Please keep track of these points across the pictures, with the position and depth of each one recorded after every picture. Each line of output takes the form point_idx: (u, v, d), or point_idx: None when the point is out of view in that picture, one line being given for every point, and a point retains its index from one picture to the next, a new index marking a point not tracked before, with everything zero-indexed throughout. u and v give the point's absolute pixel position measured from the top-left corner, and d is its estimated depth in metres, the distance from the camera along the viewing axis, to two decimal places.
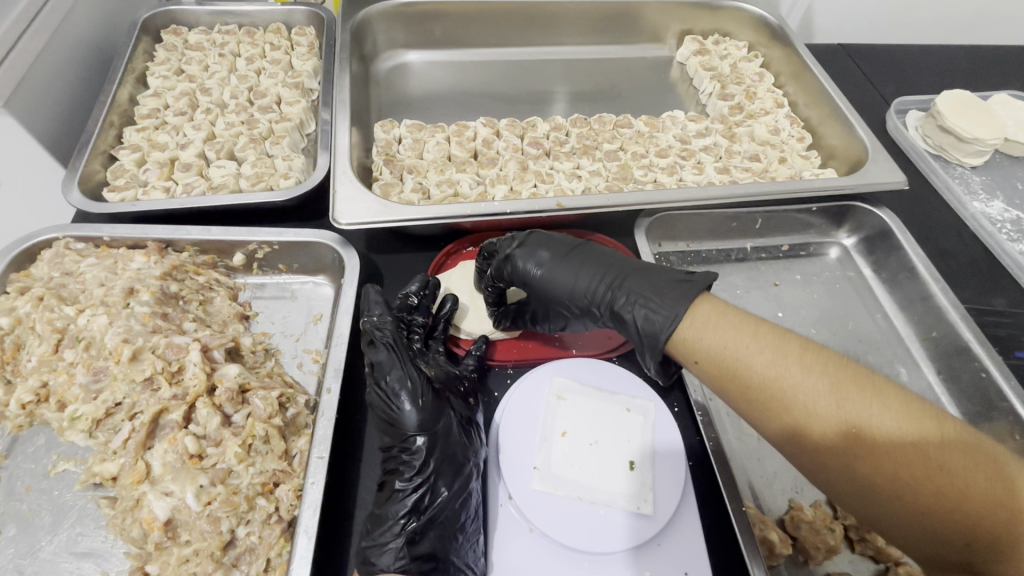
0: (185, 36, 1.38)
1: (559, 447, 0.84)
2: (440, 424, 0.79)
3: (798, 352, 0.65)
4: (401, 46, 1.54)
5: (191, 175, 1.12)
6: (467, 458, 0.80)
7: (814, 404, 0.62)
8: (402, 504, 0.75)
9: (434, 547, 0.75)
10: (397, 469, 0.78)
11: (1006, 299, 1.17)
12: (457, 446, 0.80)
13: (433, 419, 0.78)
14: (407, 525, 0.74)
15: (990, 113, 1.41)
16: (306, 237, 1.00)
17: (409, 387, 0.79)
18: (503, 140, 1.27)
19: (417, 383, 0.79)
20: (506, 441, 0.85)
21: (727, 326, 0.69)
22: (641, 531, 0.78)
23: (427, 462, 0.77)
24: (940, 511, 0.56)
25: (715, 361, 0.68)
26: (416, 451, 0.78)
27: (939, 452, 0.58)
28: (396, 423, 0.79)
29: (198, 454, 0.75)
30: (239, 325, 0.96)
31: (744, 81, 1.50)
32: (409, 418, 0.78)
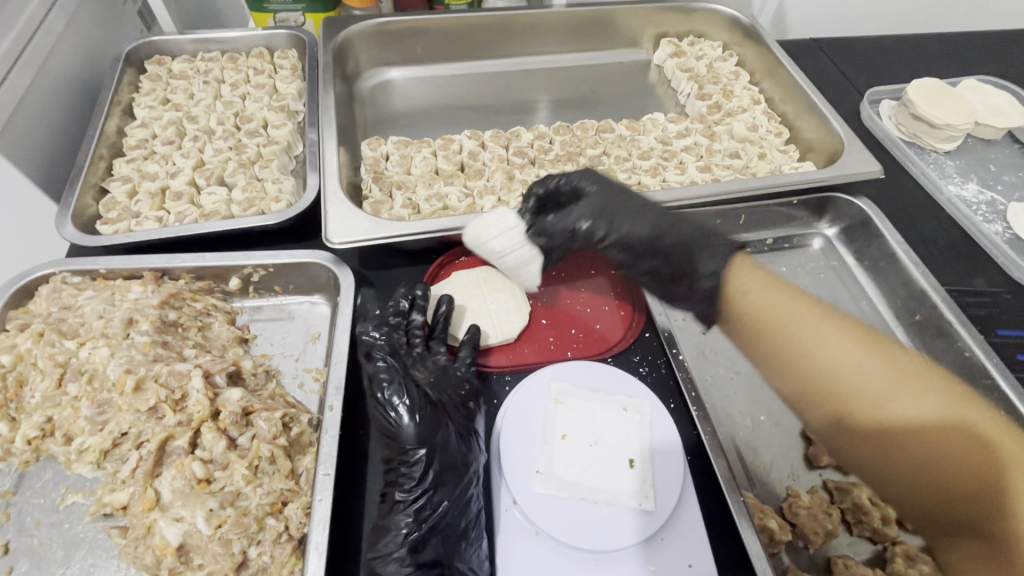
0: (168, 65, 1.40)
1: (569, 448, 0.87)
2: (438, 433, 0.83)
3: (837, 327, 0.72)
4: (383, 64, 1.56)
5: (183, 203, 1.13)
6: (468, 463, 0.82)
7: (836, 366, 0.68)
8: (405, 510, 0.78)
9: (438, 554, 0.77)
10: (398, 477, 0.81)
11: (986, 279, 1.20)
12: (456, 454, 0.82)
13: (430, 430, 0.82)
14: (409, 534, 0.76)
15: (959, 100, 1.46)
16: (300, 258, 1.02)
17: (406, 398, 0.83)
18: (489, 152, 1.30)
19: (413, 395, 0.83)
20: (507, 446, 0.87)
21: (779, 296, 0.75)
22: (645, 527, 0.80)
23: (428, 469, 0.80)
24: (936, 459, 0.65)
25: (754, 320, 0.75)
26: (416, 459, 0.81)
27: (952, 442, 0.65)
28: (398, 431, 0.82)
29: (206, 478, 0.76)
30: (238, 348, 0.97)
31: (720, 81, 1.54)
32: (409, 427, 0.81)
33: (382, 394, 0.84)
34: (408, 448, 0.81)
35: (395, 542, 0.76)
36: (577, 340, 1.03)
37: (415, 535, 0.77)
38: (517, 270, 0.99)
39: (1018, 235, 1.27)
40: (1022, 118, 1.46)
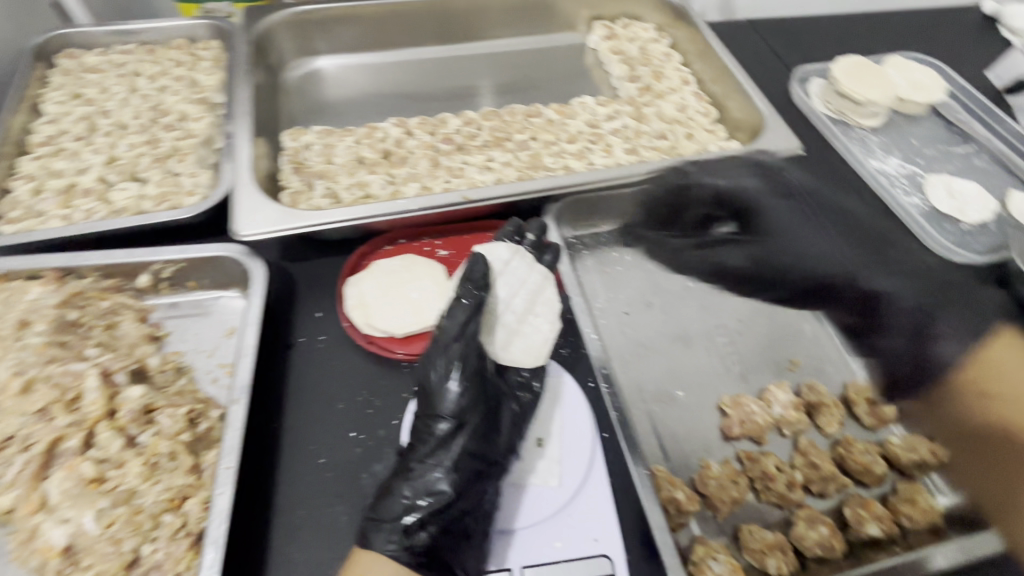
0: (81, 59, 1.35)
1: (529, 418, 0.87)
2: (480, 409, 0.80)
3: None
4: (310, 53, 1.53)
5: (91, 200, 1.09)
6: (492, 440, 0.81)
7: None
8: (422, 482, 0.75)
9: (450, 530, 0.75)
10: (420, 449, 0.78)
11: (903, 250, 1.23)
12: (482, 428, 0.80)
13: (470, 409, 0.79)
14: (421, 512, 0.73)
15: (881, 76, 1.49)
16: (211, 251, 1.00)
17: (463, 367, 0.79)
18: (414, 139, 1.29)
19: (468, 361, 0.79)
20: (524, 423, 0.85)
21: None
22: (551, 503, 0.82)
23: (457, 442, 0.78)
24: None
25: None
26: (445, 431, 0.78)
27: None
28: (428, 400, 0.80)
29: (98, 478, 0.75)
30: (147, 346, 0.95)
31: (652, 62, 1.54)
32: (468, 396, 0.79)
33: (453, 357, 0.79)
34: (459, 420, 0.78)
35: (408, 513, 0.73)
36: None
37: (433, 510, 0.74)
38: (528, 308, 0.90)
39: (934, 206, 1.31)
40: (942, 92, 1.50)
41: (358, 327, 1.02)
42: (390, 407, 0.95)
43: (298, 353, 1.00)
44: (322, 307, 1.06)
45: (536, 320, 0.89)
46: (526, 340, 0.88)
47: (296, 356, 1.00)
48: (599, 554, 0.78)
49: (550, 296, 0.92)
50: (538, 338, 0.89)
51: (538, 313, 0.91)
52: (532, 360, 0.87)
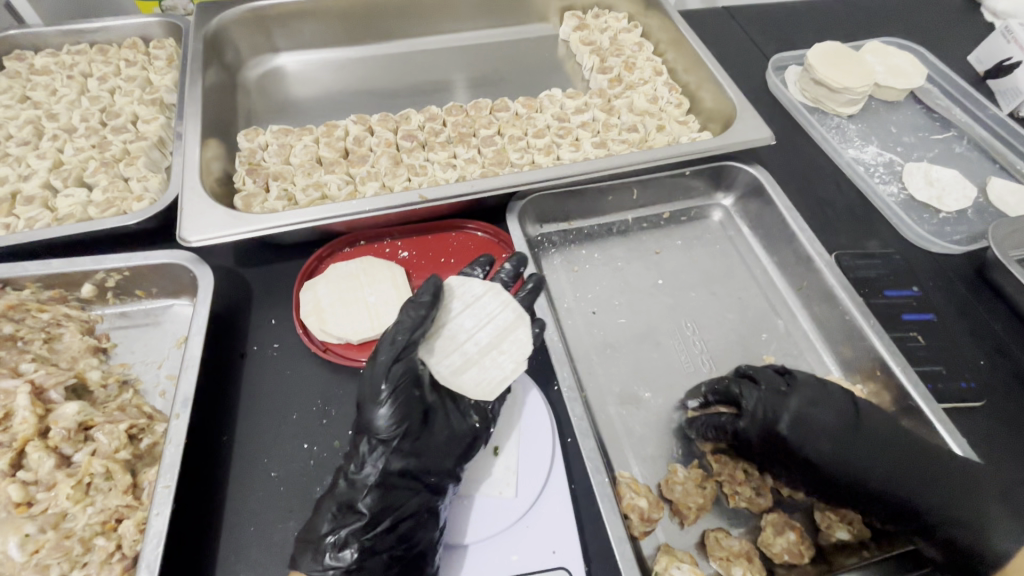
0: (29, 61, 1.30)
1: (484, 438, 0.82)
2: (414, 425, 0.75)
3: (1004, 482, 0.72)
4: (271, 50, 1.48)
5: (34, 207, 1.05)
6: (428, 458, 0.76)
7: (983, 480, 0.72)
8: (352, 498, 0.73)
9: (378, 551, 0.71)
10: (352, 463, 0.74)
11: (879, 241, 1.20)
12: (416, 443, 0.75)
13: (402, 425, 0.74)
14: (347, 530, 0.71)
15: (858, 62, 1.45)
16: (156, 259, 0.95)
17: (393, 382, 0.74)
18: (375, 137, 1.24)
19: (402, 381, 0.74)
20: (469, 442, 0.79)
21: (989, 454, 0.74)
22: (504, 515, 0.79)
23: (387, 459, 0.74)
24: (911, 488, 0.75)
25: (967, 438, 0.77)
26: (375, 451, 0.74)
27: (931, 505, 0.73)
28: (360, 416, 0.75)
29: (27, 501, 0.72)
30: (90, 359, 0.91)
31: (624, 52, 1.50)
32: (397, 413, 0.73)
33: (380, 372, 0.74)
34: (391, 436, 0.74)
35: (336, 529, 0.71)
36: None
37: (360, 527, 0.71)
38: (494, 343, 0.83)
39: (912, 195, 1.27)
40: (921, 77, 1.46)
41: (313, 333, 0.98)
42: (346, 416, 0.92)
43: (251, 361, 0.97)
44: (276, 314, 1.03)
45: (499, 357, 0.82)
46: (483, 373, 0.81)
47: (248, 365, 0.96)
48: (556, 566, 0.75)
49: (521, 337, 0.84)
50: (497, 374, 0.81)
51: (504, 350, 0.82)
52: (474, 393, 0.80)
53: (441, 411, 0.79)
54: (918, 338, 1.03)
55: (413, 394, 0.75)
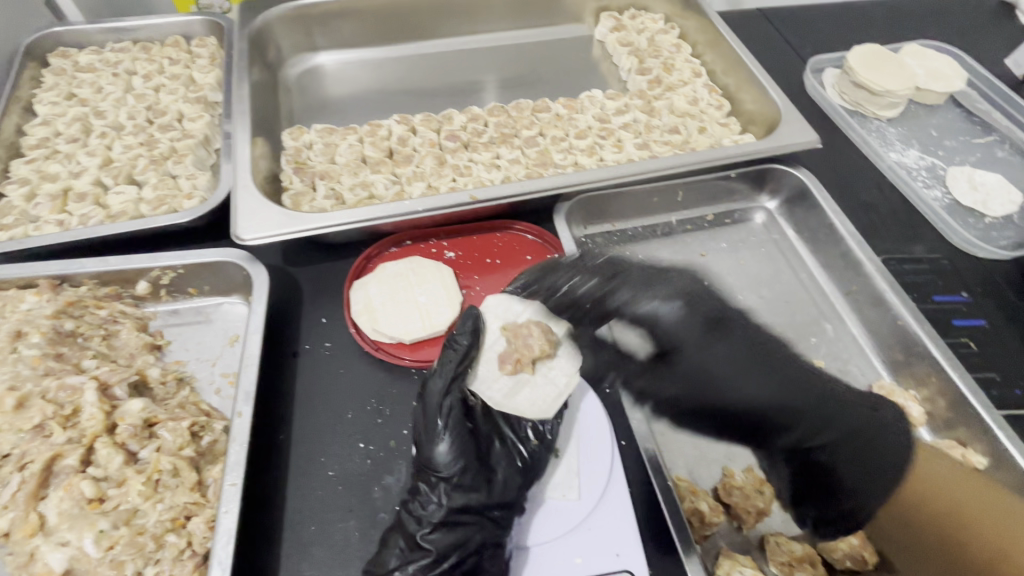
0: (74, 58, 1.31)
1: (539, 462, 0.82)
2: (473, 456, 0.77)
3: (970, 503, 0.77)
4: (310, 49, 1.49)
5: (87, 205, 1.06)
6: (490, 489, 0.77)
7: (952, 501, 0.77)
8: (418, 531, 0.73)
9: None
10: (415, 497, 0.76)
11: (925, 245, 1.19)
12: (474, 476, 0.77)
13: (460, 455, 0.76)
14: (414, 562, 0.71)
15: (899, 65, 1.44)
16: (211, 257, 0.96)
17: (448, 415, 0.78)
18: (419, 137, 1.25)
19: (453, 413, 0.78)
20: (527, 470, 0.80)
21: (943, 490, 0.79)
22: (568, 516, 0.80)
23: (448, 491, 0.76)
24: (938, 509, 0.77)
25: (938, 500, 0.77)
26: (433, 484, 0.76)
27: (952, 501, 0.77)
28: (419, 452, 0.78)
29: (99, 497, 0.72)
30: (148, 356, 0.92)
31: (662, 54, 1.49)
32: (455, 445, 0.77)
33: (434, 406, 0.79)
34: (450, 471, 0.76)
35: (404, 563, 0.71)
36: None
37: (429, 560, 0.71)
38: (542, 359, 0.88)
39: (957, 199, 1.26)
40: (961, 80, 1.45)
41: (365, 333, 0.99)
42: (400, 417, 0.92)
43: (304, 360, 0.97)
44: (327, 313, 1.03)
45: (550, 372, 0.88)
46: (535, 393, 0.86)
47: (301, 364, 0.97)
48: (620, 569, 0.75)
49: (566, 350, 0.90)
50: (552, 390, 0.86)
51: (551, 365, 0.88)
52: (532, 414, 0.84)
53: (495, 442, 0.81)
54: (970, 345, 1.03)
55: (466, 427, 0.78)
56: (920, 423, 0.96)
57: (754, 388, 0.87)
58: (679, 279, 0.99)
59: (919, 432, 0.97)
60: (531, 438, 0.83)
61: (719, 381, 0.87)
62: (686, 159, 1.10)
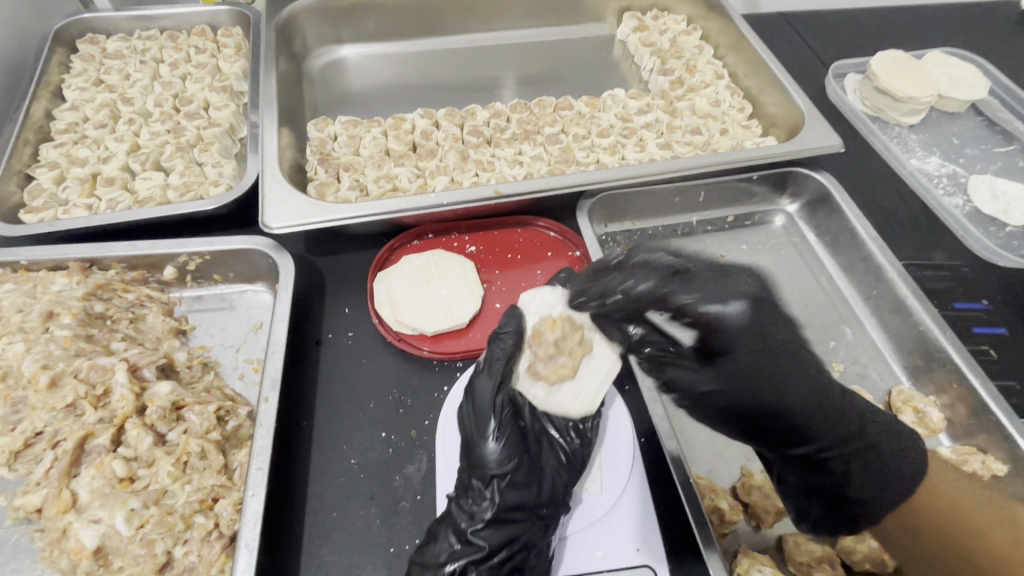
0: (102, 44, 1.32)
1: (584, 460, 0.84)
2: (523, 455, 0.80)
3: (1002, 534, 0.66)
4: (334, 42, 1.50)
5: (115, 189, 1.07)
6: (542, 486, 0.79)
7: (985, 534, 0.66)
8: (470, 525, 0.75)
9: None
10: (466, 493, 0.78)
11: (945, 252, 1.18)
12: (528, 474, 0.79)
13: (512, 454, 0.79)
14: (463, 554, 0.73)
15: (923, 72, 1.43)
16: (237, 244, 0.96)
17: (504, 414, 0.80)
18: (442, 131, 1.26)
19: (504, 413, 0.80)
20: (576, 469, 0.82)
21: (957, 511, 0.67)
22: (590, 509, 0.82)
23: (504, 486, 0.77)
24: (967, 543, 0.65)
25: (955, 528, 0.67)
26: (486, 481, 0.77)
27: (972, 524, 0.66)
28: (472, 450, 0.79)
29: (129, 476, 0.74)
30: (173, 340, 0.93)
31: (684, 55, 1.49)
32: (507, 444, 0.79)
33: (487, 406, 0.80)
34: (504, 468, 0.78)
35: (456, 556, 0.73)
36: None
37: (482, 555, 0.73)
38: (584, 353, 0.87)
39: (977, 208, 1.26)
40: (984, 89, 1.45)
41: (387, 323, 0.99)
42: (421, 407, 0.92)
43: (326, 349, 0.98)
44: (349, 304, 1.04)
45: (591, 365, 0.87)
46: (578, 389, 0.86)
47: (324, 353, 0.98)
48: (640, 564, 0.77)
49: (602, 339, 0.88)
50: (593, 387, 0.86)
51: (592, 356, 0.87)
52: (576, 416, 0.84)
53: (544, 443, 0.83)
54: (990, 353, 1.03)
55: (517, 426, 0.81)
56: (939, 428, 0.95)
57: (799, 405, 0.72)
58: (742, 279, 0.74)
59: (938, 438, 0.97)
60: (578, 436, 0.85)
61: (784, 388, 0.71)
62: (716, 159, 1.10)
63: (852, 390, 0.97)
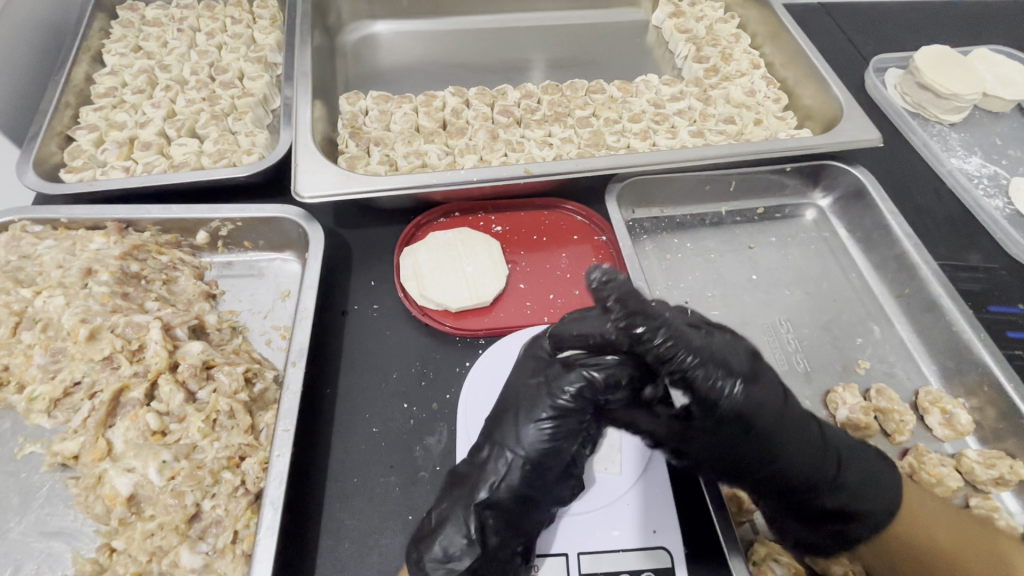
0: (141, 12, 1.33)
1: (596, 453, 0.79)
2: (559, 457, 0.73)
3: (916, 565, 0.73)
4: (367, 18, 1.50)
5: (151, 154, 1.10)
6: (549, 495, 0.74)
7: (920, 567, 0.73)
8: (476, 516, 0.70)
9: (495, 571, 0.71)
10: (480, 474, 0.73)
11: (982, 254, 1.15)
12: (552, 475, 0.74)
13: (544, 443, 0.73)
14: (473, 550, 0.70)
15: (970, 68, 1.37)
16: (269, 212, 0.97)
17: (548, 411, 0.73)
18: (472, 110, 1.26)
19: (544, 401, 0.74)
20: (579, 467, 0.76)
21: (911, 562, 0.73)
22: (609, 489, 0.82)
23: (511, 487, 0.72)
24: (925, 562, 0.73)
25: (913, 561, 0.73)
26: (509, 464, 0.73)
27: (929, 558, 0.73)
28: (508, 423, 0.75)
29: (161, 431, 0.76)
30: (204, 303, 0.94)
31: (720, 43, 1.46)
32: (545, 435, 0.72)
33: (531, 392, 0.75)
34: (530, 454, 0.73)
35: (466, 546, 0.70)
36: (554, 305, 1.02)
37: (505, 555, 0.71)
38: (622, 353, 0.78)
39: (1018, 210, 1.22)
40: None
41: (413, 297, 1.00)
42: (443, 381, 0.93)
43: (351, 320, 0.99)
44: (375, 277, 1.04)
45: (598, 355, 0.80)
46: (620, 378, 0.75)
47: (349, 323, 0.99)
48: (656, 546, 0.78)
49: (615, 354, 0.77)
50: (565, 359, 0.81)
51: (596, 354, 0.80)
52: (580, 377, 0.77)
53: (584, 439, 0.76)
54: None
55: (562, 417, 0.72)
56: (969, 431, 0.93)
57: (789, 455, 0.71)
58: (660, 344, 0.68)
59: (966, 440, 0.95)
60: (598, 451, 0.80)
61: (785, 441, 0.71)
62: (748, 148, 1.08)
63: (878, 388, 0.97)
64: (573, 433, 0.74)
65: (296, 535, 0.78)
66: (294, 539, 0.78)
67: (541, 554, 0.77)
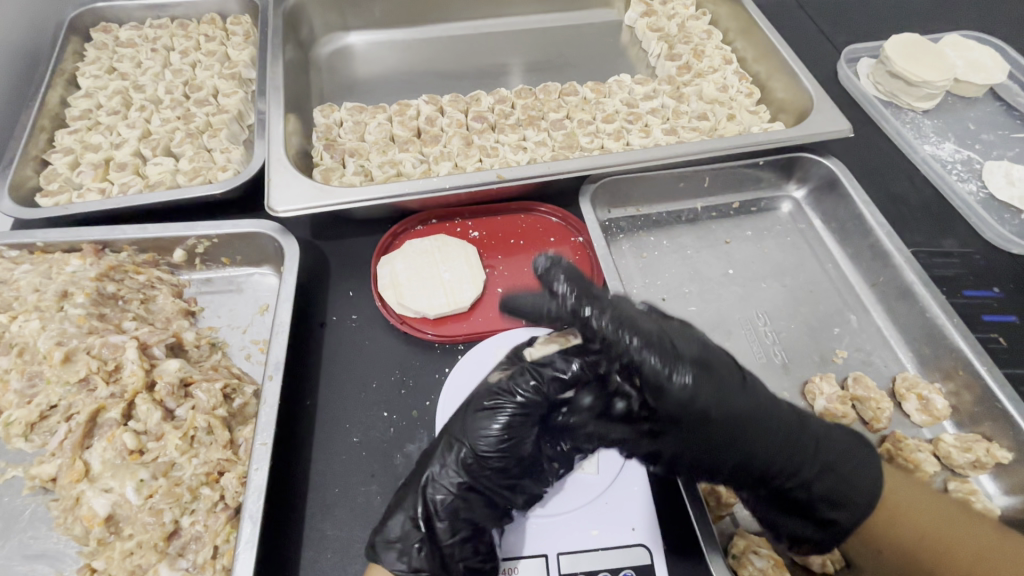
0: (115, 33, 1.34)
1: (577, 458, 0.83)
2: (513, 455, 0.76)
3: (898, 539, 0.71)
4: (341, 30, 1.51)
5: (127, 174, 1.11)
6: (498, 487, 0.77)
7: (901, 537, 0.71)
8: (423, 502, 0.75)
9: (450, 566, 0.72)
10: (430, 460, 0.78)
11: (956, 240, 1.16)
12: (494, 469, 0.76)
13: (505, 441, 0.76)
14: (427, 537, 0.73)
15: (939, 55, 1.38)
16: (244, 228, 0.98)
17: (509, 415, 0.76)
18: (446, 117, 1.27)
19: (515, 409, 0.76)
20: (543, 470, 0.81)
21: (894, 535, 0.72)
22: (587, 488, 0.83)
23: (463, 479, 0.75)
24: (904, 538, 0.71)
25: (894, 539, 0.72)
26: (471, 460, 0.76)
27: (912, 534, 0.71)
28: (460, 418, 0.79)
29: (139, 449, 0.77)
30: (182, 320, 0.95)
31: (692, 40, 1.47)
32: (505, 436, 0.75)
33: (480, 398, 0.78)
34: (474, 446, 0.75)
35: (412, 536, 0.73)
36: None
37: (456, 550, 0.73)
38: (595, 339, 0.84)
39: (992, 194, 1.23)
40: (1002, 74, 1.40)
41: (390, 306, 1.00)
42: (422, 389, 0.94)
43: (329, 331, 1.00)
44: (353, 288, 1.05)
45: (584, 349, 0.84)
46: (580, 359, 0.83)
47: (328, 334, 0.99)
48: (635, 543, 0.78)
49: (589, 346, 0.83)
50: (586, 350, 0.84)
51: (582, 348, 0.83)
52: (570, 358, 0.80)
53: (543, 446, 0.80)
54: (999, 340, 1.02)
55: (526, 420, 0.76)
56: (945, 415, 0.93)
57: (759, 441, 0.72)
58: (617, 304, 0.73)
59: (943, 425, 0.95)
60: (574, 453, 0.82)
61: (751, 428, 0.72)
62: (717, 146, 1.09)
63: (854, 376, 0.97)
64: (521, 431, 0.76)
65: (278, 547, 0.79)
66: (275, 551, 0.78)
67: (518, 556, 0.78)
